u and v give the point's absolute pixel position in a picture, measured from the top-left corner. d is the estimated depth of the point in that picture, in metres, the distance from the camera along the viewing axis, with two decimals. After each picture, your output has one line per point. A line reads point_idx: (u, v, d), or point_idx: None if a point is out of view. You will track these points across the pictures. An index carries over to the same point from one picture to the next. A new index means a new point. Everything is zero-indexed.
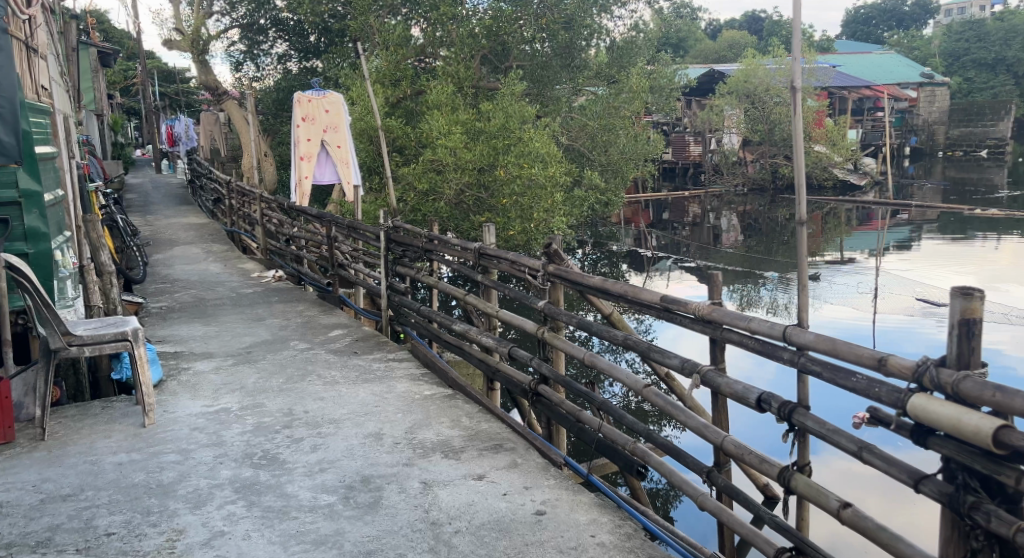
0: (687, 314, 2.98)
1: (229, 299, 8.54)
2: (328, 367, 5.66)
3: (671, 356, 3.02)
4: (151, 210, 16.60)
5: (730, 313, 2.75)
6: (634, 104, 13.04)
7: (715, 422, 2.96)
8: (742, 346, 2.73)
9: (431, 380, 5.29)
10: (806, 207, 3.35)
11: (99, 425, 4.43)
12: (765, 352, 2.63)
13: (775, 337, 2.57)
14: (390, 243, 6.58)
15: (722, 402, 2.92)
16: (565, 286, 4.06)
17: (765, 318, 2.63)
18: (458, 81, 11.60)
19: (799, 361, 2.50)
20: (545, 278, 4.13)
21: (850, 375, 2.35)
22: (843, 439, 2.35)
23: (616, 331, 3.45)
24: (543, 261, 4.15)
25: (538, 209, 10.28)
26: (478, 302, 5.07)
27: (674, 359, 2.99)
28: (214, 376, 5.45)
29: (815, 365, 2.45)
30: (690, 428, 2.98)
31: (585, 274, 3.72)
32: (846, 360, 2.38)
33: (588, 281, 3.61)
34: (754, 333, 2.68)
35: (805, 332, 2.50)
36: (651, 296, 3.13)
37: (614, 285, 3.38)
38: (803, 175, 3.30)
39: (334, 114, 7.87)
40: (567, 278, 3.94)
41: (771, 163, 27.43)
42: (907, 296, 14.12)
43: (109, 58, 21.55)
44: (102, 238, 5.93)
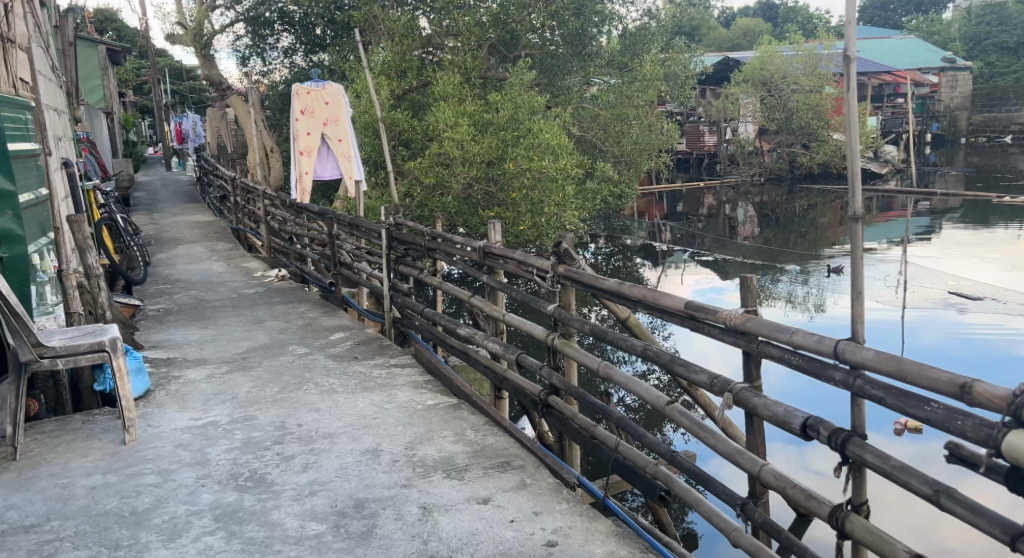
0: (716, 323, 2.62)
1: (229, 300, 8.23)
2: (326, 374, 5.33)
3: (698, 369, 2.66)
4: (157, 208, 16.35)
5: (768, 324, 2.40)
6: (647, 93, 12.63)
7: (751, 448, 2.59)
8: (784, 363, 2.39)
9: (435, 387, 4.96)
10: (863, 200, 2.90)
11: (76, 442, 4.13)
12: (812, 373, 2.29)
13: (826, 354, 2.25)
14: (392, 241, 6.24)
15: (758, 424, 2.53)
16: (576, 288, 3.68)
17: (813, 331, 2.30)
18: (465, 71, 11.20)
19: (854, 384, 2.19)
20: (555, 280, 3.76)
21: (923, 404, 2.05)
22: (915, 479, 2.02)
23: (634, 340, 3.08)
24: (553, 261, 3.78)
25: (549, 203, 9.89)
26: (483, 305, 4.72)
27: (700, 374, 2.64)
28: (205, 385, 5.12)
29: (876, 389, 2.14)
30: (721, 452, 2.61)
31: (599, 275, 3.36)
32: (916, 385, 2.07)
33: (603, 284, 3.24)
34: (798, 349, 2.34)
35: (862, 349, 2.19)
36: (676, 302, 2.78)
37: (632, 287, 3.03)
38: (858, 164, 2.86)
39: (334, 106, 7.51)
40: (578, 279, 3.57)
41: (789, 153, 26.90)
42: (923, 289, 13.64)
43: (117, 55, 21.35)
44: (90, 241, 5.64)
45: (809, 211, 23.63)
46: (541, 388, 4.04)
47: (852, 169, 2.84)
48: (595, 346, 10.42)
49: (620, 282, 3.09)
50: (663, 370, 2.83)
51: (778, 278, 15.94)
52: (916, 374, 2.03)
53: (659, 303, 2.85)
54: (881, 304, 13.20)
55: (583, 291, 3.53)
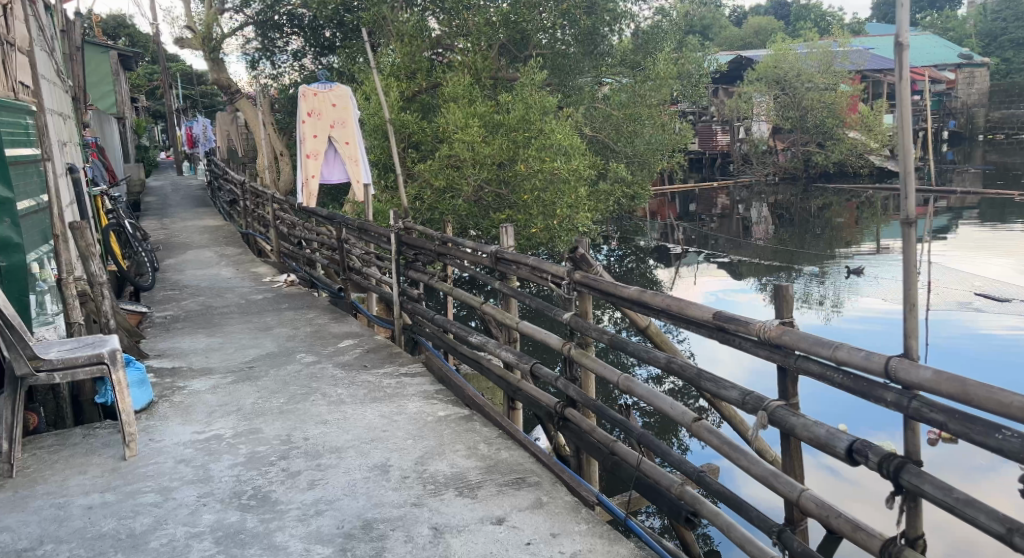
0: (748, 336, 2.47)
1: (237, 306, 8.10)
2: (335, 384, 5.16)
3: (727, 385, 2.52)
4: (167, 213, 16.26)
5: (808, 339, 2.26)
6: (661, 92, 12.39)
7: (788, 471, 2.43)
8: (828, 382, 2.24)
9: (446, 397, 4.80)
10: (918, 202, 2.62)
11: (75, 457, 3.98)
12: (862, 393, 2.15)
13: (877, 373, 2.10)
14: (401, 245, 6.08)
15: (795, 446, 2.38)
16: (593, 296, 3.50)
17: (860, 348, 2.16)
18: (475, 72, 11.04)
19: (910, 406, 2.05)
20: (571, 287, 3.58)
21: (991, 431, 1.90)
22: (984, 515, 1.90)
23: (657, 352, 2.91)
24: (568, 267, 3.60)
25: (562, 205, 9.73)
26: (495, 313, 4.55)
27: (732, 391, 2.49)
28: (209, 397, 4.97)
29: (935, 412, 2.00)
30: (755, 475, 2.46)
31: (617, 283, 3.20)
32: (982, 409, 1.93)
33: (622, 292, 3.07)
34: (844, 367, 2.19)
35: (919, 369, 2.05)
36: (703, 312, 2.63)
37: (652, 296, 2.88)
38: (912, 157, 2.62)
39: (341, 108, 7.32)
40: (595, 286, 3.39)
41: (804, 152, 26.59)
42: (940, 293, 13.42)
43: (128, 60, 21.32)
44: (94, 247, 5.52)
45: (824, 211, 23.35)
46: (556, 400, 3.86)
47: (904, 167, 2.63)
48: (610, 354, 10.26)
49: (640, 291, 2.93)
50: (690, 385, 2.68)
51: (793, 279, 15.71)
52: (985, 398, 1.89)
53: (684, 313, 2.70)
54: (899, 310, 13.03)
55: (601, 299, 3.35)
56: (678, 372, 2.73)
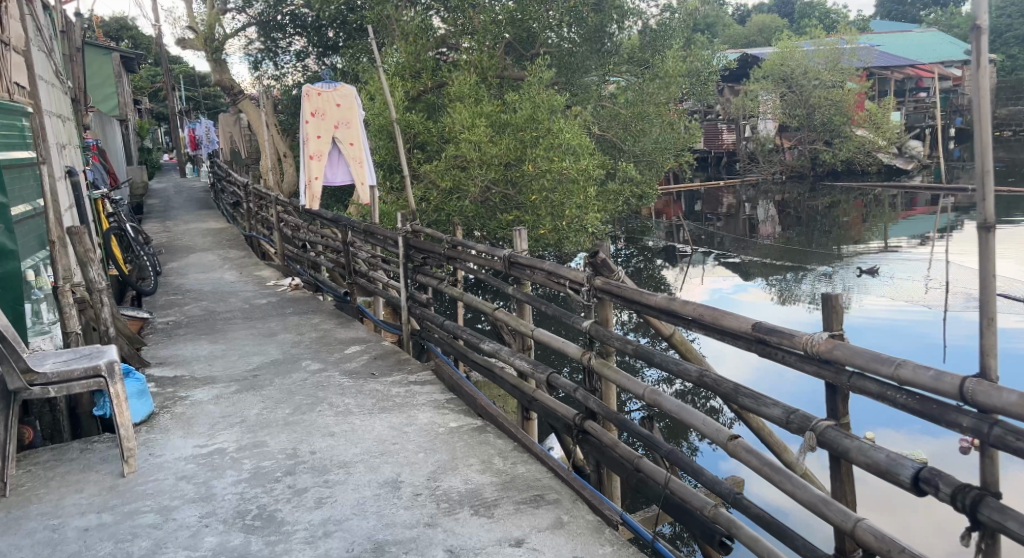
0: (794, 349, 2.38)
1: (240, 311, 7.94)
2: (342, 394, 4.99)
3: (770, 402, 2.41)
4: (170, 216, 16.10)
5: (866, 354, 2.17)
6: (670, 90, 12.13)
7: (837, 496, 2.33)
8: (893, 403, 2.14)
9: (458, 407, 4.63)
10: (995, 205, 2.46)
11: (72, 474, 3.81)
12: (933, 416, 2.05)
13: (950, 394, 2.00)
14: (409, 249, 5.90)
15: (846, 468, 2.29)
16: (615, 303, 3.32)
17: (928, 367, 2.05)
18: (481, 71, 10.89)
19: (990, 432, 1.94)
20: (590, 293, 3.40)
21: None
22: None
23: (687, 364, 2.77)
24: (588, 272, 3.42)
25: (571, 205, 9.54)
26: (508, 320, 4.37)
27: (776, 409, 2.38)
28: (212, 407, 4.80)
29: (1017, 438, 1.89)
30: (802, 500, 2.34)
31: (640, 289, 3.04)
32: None
33: (649, 300, 2.92)
34: (908, 387, 2.09)
35: (1000, 393, 1.94)
36: (745, 323, 2.52)
37: (682, 302, 2.75)
38: (990, 157, 2.44)
39: (345, 108, 7.15)
40: (616, 292, 3.22)
41: (811, 150, 26.36)
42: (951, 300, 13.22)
43: (130, 62, 21.17)
44: (93, 253, 5.35)
45: (831, 209, 23.18)
46: (575, 412, 3.69)
47: (981, 164, 2.45)
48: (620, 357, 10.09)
49: (670, 298, 2.79)
50: (726, 400, 2.55)
51: (801, 277, 15.56)
52: None
53: (721, 323, 2.57)
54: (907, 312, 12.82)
55: (624, 305, 3.19)
56: (712, 386, 2.61)
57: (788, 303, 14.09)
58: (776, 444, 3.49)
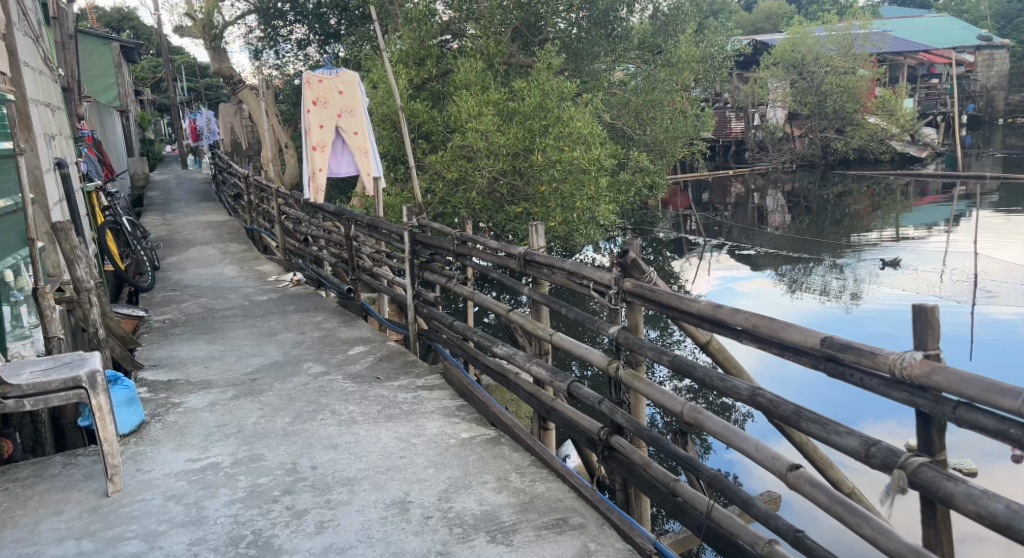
0: (878, 372, 2.21)
1: (240, 308, 7.62)
2: (345, 400, 4.69)
3: (845, 430, 2.27)
4: (171, 208, 15.77)
5: (980, 385, 1.99)
6: (683, 76, 11.71)
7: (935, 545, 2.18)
8: (1016, 441, 1.97)
9: (468, 415, 4.34)
10: None
11: (51, 493, 3.51)
12: None
13: None
14: (415, 245, 5.57)
15: (942, 510, 2.14)
16: (646, 308, 3.02)
17: None
18: (487, 57, 10.56)
19: None
20: (619, 297, 3.09)
21: None
22: None
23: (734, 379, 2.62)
24: (615, 273, 3.11)
25: (581, 197, 9.23)
26: (524, 322, 4.06)
27: (853, 438, 2.24)
28: (207, 416, 4.49)
29: None
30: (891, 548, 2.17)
31: (681, 295, 2.78)
32: None
33: (697, 310, 2.69)
34: None
35: None
36: (814, 339, 2.35)
37: (736, 312, 2.57)
38: None
39: (348, 95, 6.76)
40: (650, 297, 2.92)
41: (822, 138, 25.95)
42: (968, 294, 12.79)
43: (132, 52, 20.84)
44: (81, 250, 5.04)
45: (842, 198, 22.82)
46: (599, 425, 3.41)
47: None
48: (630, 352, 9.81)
49: (728, 308, 2.59)
50: (785, 423, 2.41)
51: (812, 267, 15.24)
52: None
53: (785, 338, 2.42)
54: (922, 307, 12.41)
55: (657, 311, 2.91)
56: (772, 409, 2.45)
57: (799, 295, 13.79)
58: (821, 459, 3.18)
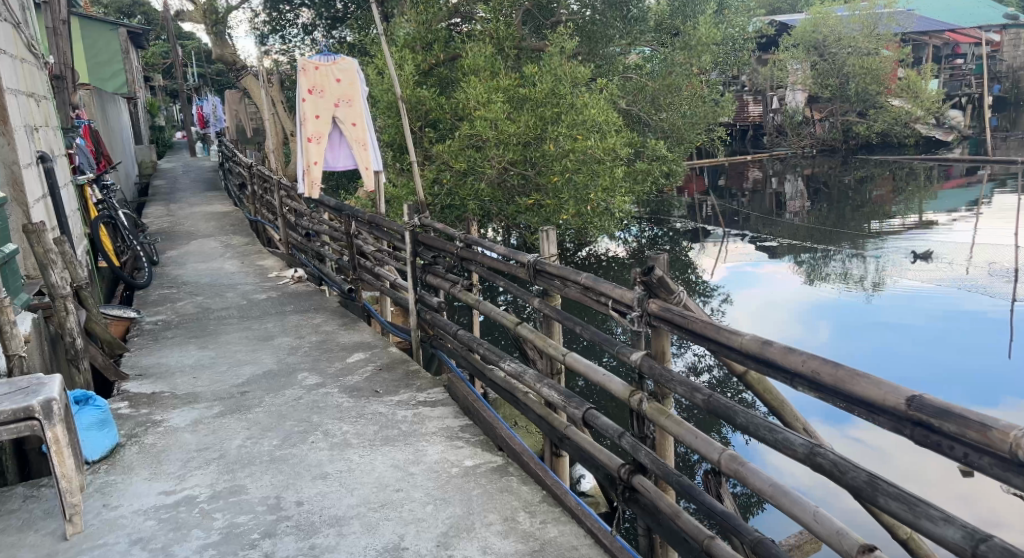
0: (988, 449, 1.78)
1: (237, 308, 7.23)
2: (341, 417, 4.31)
3: (941, 517, 1.86)
4: (175, 197, 15.39)
5: None
6: (703, 60, 11.14)
7: None
8: None
9: (472, 438, 3.97)
10: None
11: (4, 536, 3.15)
12: None
13: None
14: (417, 246, 5.16)
15: None
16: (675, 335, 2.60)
17: None
18: (497, 41, 10.07)
19: None
20: (644, 322, 2.68)
21: None
22: None
23: (789, 431, 2.22)
24: (640, 294, 2.68)
25: (596, 189, 8.79)
26: (532, 338, 3.67)
27: (954, 529, 1.84)
28: (189, 435, 4.12)
29: None
30: None
31: (718, 326, 2.37)
32: None
33: (743, 346, 2.28)
34: None
35: None
36: (899, 399, 1.93)
37: (799, 353, 2.15)
38: None
39: (346, 84, 6.30)
40: (680, 323, 2.50)
41: (843, 122, 25.31)
42: (1001, 288, 12.22)
43: (137, 37, 20.44)
44: (55, 253, 4.64)
45: (863, 183, 22.25)
46: (619, 461, 3.02)
47: None
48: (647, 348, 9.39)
49: (785, 348, 2.18)
50: (860, 496, 2.01)
51: (832, 254, 14.79)
52: None
53: (857, 394, 2.00)
54: (946, 297, 11.94)
55: (688, 340, 2.49)
56: (839, 477, 2.06)
57: (818, 284, 13.31)
58: None
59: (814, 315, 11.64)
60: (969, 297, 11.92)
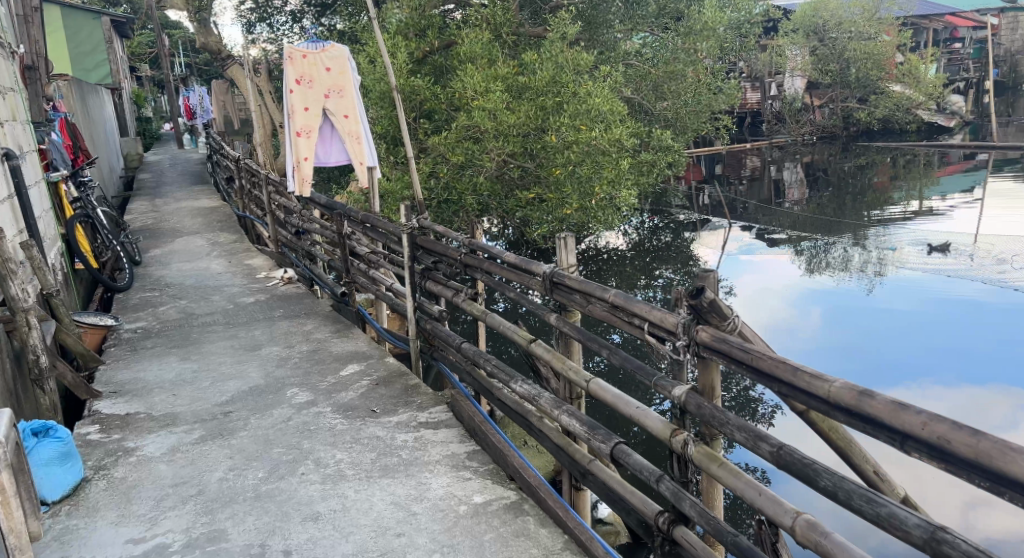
0: None
1: (223, 313, 6.78)
2: (334, 442, 3.90)
3: None
4: (161, 192, 14.86)
5: None
6: (708, 45, 10.66)
7: None
8: None
9: (482, 467, 3.57)
10: None
11: None
12: None
13: None
14: (416, 250, 4.74)
15: None
16: (736, 372, 2.23)
17: None
18: (494, 27, 9.57)
19: None
20: (698, 354, 2.30)
21: None
22: None
23: (897, 506, 1.87)
24: (693, 323, 2.30)
25: (600, 182, 8.36)
26: (549, 358, 3.24)
27: None
28: (164, 464, 3.70)
29: None
30: None
31: (796, 369, 2.04)
32: None
33: (835, 398, 1.95)
34: None
35: None
36: None
37: (915, 413, 1.83)
38: None
39: (336, 72, 5.85)
40: (750, 362, 2.13)
41: (843, 108, 24.93)
42: (1009, 271, 11.74)
43: (122, 27, 19.81)
44: (15, 264, 4.24)
45: (863, 171, 21.87)
46: (655, 506, 2.64)
47: None
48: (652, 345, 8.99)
49: (894, 405, 1.85)
50: None
51: (834, 243, 14.33)
52: None
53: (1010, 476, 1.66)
54: (949, 282, 11.56)
55: (765, 384, 2.12)
56: None
57: (816, 273, 12.99)
58: None
59: (805, 303, 11.38)
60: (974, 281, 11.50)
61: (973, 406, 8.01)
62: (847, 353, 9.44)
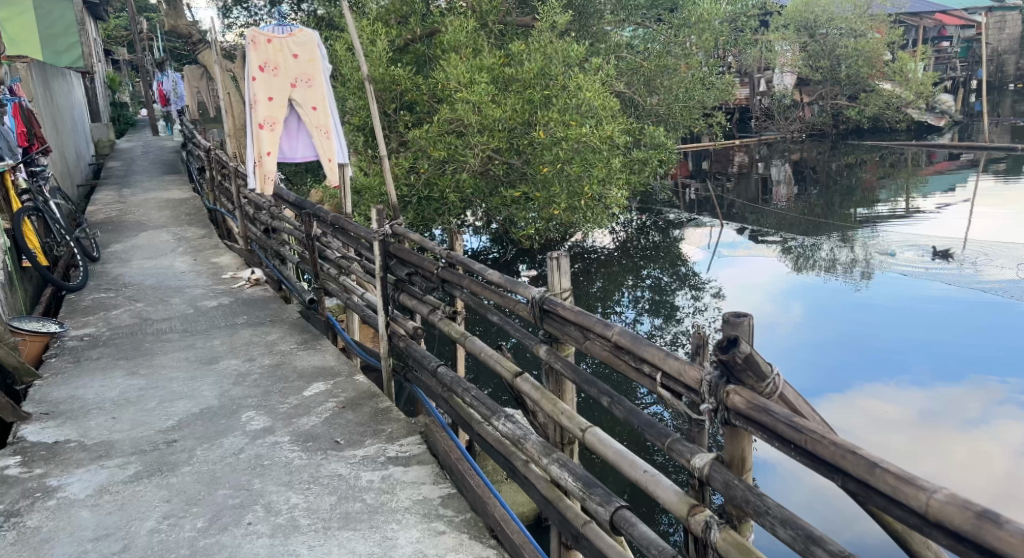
0: None
1: (181, 319, 6.23)
2: (290, 481, 3.43)
3: None
4: (128, 181, 14.17)
5: None
6: (703, 37, 10.20)
7: None
8: None
9: (462, 517, 3.13)
10: None
11: None
12: None
13: None
14: (389, 257, 4.24)
15: None
16: (794, 456, 1.94)
17: None
18: (480, 15, 9.03)
19: None
20: (749, 428, 1.98)
21: None
22: None
23: None
24: (739, 395, 1.99)
25: (590, 181, 7.90)
26: (540, 400, 2.78)
27: None
28: (90, 511, 3.23)
29: None
30: None
31: (876, 467, 1.80)
32: None
33: (939, 516, 1.71)
34: None
35: None
36: None
37: None
38: None
39: (304, 60, 5.32)
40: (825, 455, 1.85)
41: (832, 105, 24.60)
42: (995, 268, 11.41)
43: (92, 9, 19.02)
44: None
45: (851, 169, 21.57)
46: None
47: None
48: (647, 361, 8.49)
49: None
50: None
51: (820, 243, 13.87)
52: None
53: None
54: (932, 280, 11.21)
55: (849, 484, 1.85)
56: None
57: (802, 271, 12.57)
58: None
59: (784, 299, 10.98)
60: (959, 278, 11.13)
61: (948, 402, 7.66)
62: (823, 349, 9.07)
